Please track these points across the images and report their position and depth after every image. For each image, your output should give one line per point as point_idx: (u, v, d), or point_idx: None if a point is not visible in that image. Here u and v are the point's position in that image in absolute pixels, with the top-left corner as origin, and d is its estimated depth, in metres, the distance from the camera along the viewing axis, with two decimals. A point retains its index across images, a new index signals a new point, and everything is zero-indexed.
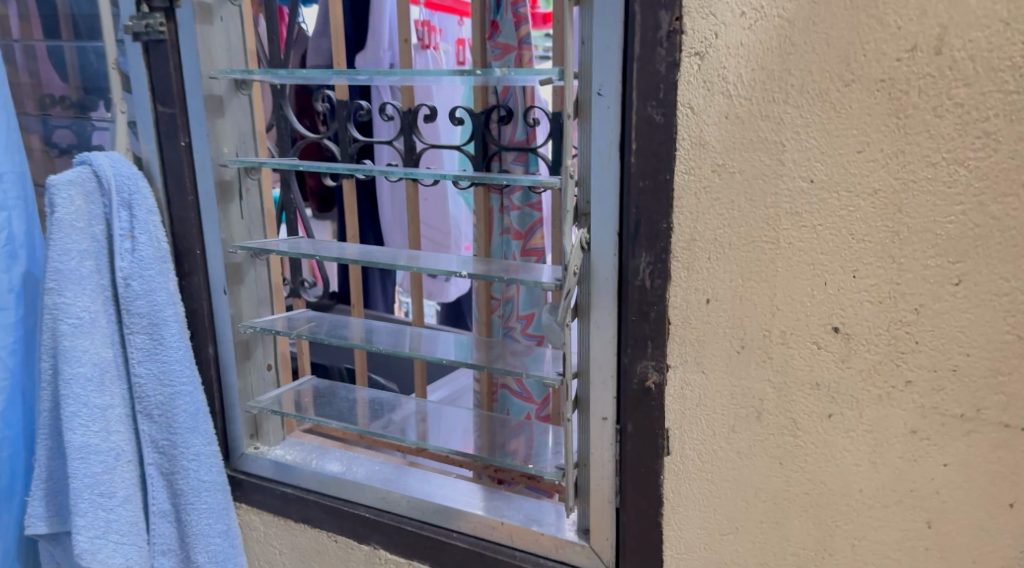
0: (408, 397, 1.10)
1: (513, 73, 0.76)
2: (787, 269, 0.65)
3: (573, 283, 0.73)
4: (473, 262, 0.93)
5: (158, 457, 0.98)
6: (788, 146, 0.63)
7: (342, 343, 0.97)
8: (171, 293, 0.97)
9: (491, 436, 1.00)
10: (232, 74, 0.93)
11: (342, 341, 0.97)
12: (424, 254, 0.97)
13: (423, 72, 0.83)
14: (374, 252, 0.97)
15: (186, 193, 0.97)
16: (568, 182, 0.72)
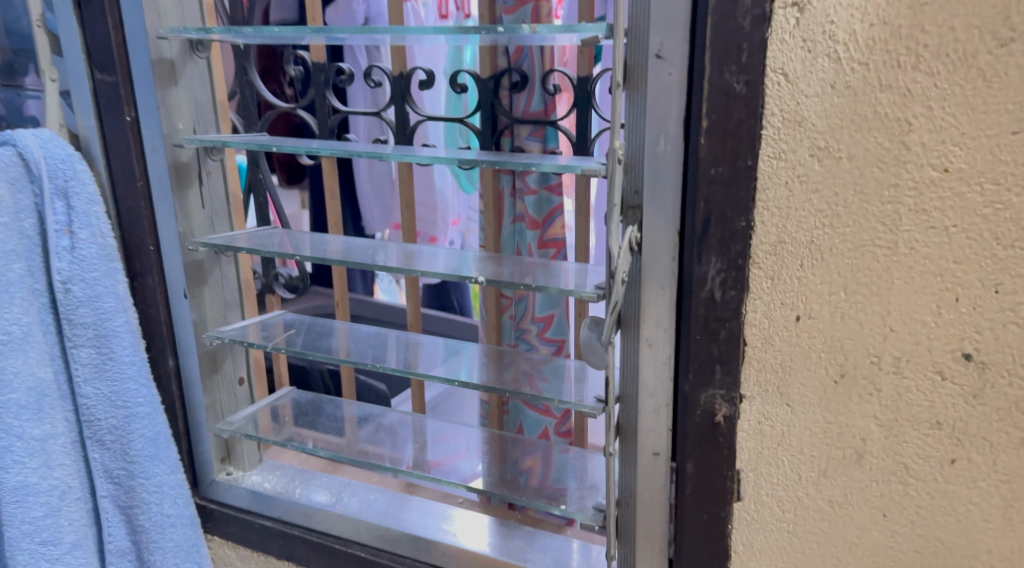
0: (401, 413, 0.96)
1: (540, 32, 0.61)
2: (906, 279, 0.52)
3: (621, 293, 0.59)
4: (477, 260, 0.79)
5: (113, 489, 0.83)
6: (916, 124, 0.50)
7: (326, 358, 0.83)
8: (121, 298, 0.81)
9: (502, 458, 0.87)
10: (186, 34, 0.76)
11: (326, 357, 0.82)
12: (418, 251, 0.83)
13: (415, 30, 0.66)
14: (361, 250, 0.83)
15: (135, 178, 0.80)
16: (613, 168, 0.57)
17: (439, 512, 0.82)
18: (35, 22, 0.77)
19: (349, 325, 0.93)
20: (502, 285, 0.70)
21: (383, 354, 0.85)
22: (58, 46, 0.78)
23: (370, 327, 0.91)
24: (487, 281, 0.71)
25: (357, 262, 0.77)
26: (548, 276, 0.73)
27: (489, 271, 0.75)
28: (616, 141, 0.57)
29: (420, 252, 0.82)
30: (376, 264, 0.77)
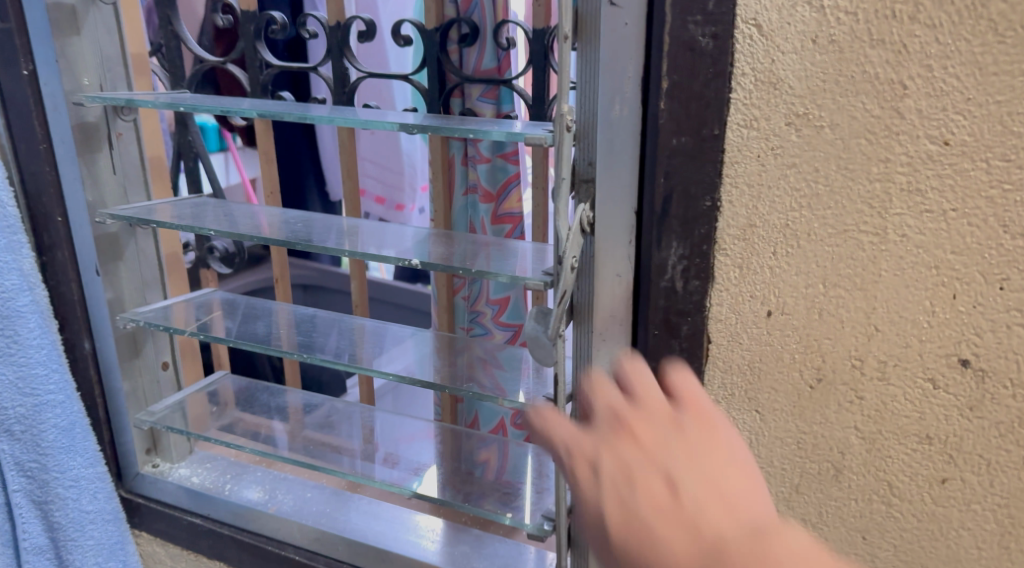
0: (350, 403, 0.89)
1: None
2: (895, 271, 0.45)
3: (570, 281, 0.50)
4: (424, 240, 0.70)
5: (25, 483, 0.75)
6: (912, 87, 0.42)
7: (255, 347, 0.74)
8: (26, 274, 0.72)
9: (456, 445, 0.80)
10: None
11: (255, 346, 0.74)
12: (364, 228, 0.74)
13: None
14: (295, 226, 0.74)
15: (36, 140, 0.71)
16: (562, 137, 0.48)
17: (385, 514, 0.76)
18: None
19: (291, 306, 0.84)
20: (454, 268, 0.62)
21: (327, 340, 0.77)
22: None
23: (313, 310, 0.83)
24: (428, 266, 0.63)
25: (294, 241, 0.69)
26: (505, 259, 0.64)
27: (440, 251, 0.67)
28: (566, 102, 0.48)
29: (366, 229, 0.74)
30: (307, 244, 0.69)
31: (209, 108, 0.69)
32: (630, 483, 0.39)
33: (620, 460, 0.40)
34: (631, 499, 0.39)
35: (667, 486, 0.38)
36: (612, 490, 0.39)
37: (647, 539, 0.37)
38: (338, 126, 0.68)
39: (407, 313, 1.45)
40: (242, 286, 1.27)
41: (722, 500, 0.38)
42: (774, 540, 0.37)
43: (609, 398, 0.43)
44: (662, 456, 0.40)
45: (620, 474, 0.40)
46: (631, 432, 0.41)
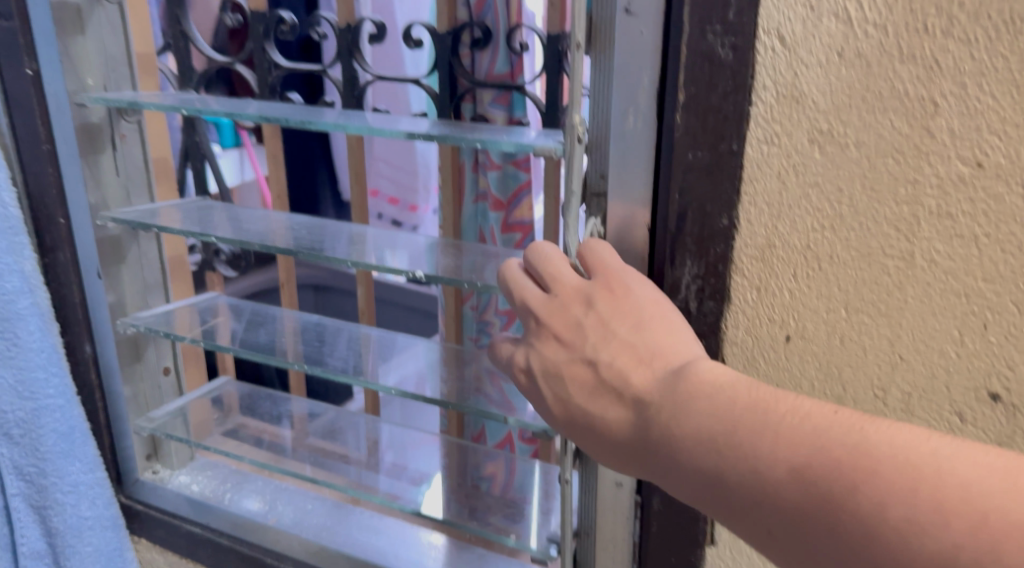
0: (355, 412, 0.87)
1: None
2: (922, 299, 0.43)
3: None
4: (431, 252, 0.68)
5: (23, 487, 0.73)
6: (944, 105, 0.40)
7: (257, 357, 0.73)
8: (26, 276, 0.70)
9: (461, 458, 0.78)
10: None
11: (256, 356, 0.72)
12: (374, 235, 0.73)
13: None
14: (300, 233, 0.72)
15: (38, 141, 0.69)
16: (574, 148, 0.46)
17: (385, 531, 0.75)
18: None
19: (297, 313, 0.83)
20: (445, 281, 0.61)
21: (331, 350, 0.76)
22: None
23: (319, 317, 0.81)
24: (433, 279, 0.61)
25: (298, 250, 0.67)
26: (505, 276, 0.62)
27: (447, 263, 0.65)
28: (577, 110, 0.46)
29: (375, 236, 0.73)
30: (311, 254, 0.67)
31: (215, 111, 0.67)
32: (561, 378, 0.45)
33: (547, 361, 0.45)
34: (566, 392, 0.44)
35: (590, 370, 0.44)
36: (550, 387, 0.45)
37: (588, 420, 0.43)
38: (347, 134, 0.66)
39: (418, 315, 1.43)
40: (252, 286, 1.26)
41: (638, 359, 0.43)
42: (687, 373, 0.41)
43: (531, 298, 0.47)
44: (579, 338, 0.44)
45: (551, 371, 0.45)
46: (554, 334, 0.46)
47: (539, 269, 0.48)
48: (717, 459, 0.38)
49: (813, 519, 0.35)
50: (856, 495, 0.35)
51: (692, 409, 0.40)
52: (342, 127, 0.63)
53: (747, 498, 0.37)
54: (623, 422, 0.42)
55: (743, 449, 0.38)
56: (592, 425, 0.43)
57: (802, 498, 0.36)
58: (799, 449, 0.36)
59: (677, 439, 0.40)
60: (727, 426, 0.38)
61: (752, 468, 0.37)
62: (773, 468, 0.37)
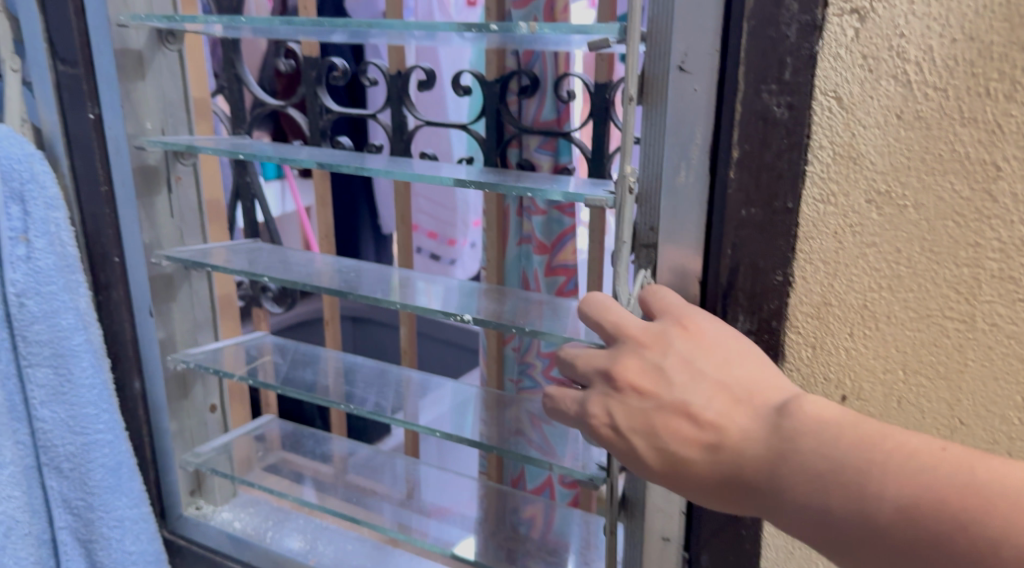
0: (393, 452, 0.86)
1: (546, 29, 0.48)
2: (982, 361, 0.43)
3: None
4: (476, 297, 0.69)
5: (71, 521, 0.74)
6: (1007, 169, 0.40)
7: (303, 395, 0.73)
8: (81, 313, 0.72)
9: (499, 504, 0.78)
10: (148, 21, 0.66)
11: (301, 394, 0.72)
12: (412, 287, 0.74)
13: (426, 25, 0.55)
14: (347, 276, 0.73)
15: (98, 182, 0.71)
16: (625, 199, 0.46)
17: None
18: None
19: (341, 353, 0.84)
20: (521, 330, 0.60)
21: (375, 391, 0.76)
22: (20, 32, 0.69)
23: (364, 359, 0.82)
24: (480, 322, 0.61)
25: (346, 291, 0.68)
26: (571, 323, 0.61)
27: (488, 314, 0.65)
28: (629, 162, 0.46)
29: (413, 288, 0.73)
30: (358, 296, 0.67)
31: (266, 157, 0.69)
32: (653, 428, 0.43)
33: (632, 413, 0.44)
34: (660, 442, 0.43)
35: (687, 419, 0.43)
36: (641, 439, 0.44)
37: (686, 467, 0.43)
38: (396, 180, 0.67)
39: (455, 351, 1.44)
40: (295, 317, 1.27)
41: (735, 400, 0.42)
42: (790, 410, 0.41)
43: (597, 356, 0.46)
44: (664, 386, 0.43)
45: (640, 421, 0.44)
46: (631, 386, 0.44)
47: (599, 321, 0.47)
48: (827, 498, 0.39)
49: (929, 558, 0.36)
50: (969, 541, 0.36)
51: (797, 450, 0.40)
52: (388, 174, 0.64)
53: (859, 536, 0.38)
54: (726, 466, 0.42)
55: (855, 486, 0.38)
56: (687, 469, 0.43)
57: (915, 537, 0.37)
58: (910, 487, 0.37)
59: (786, 481, 0.40)
60: (834, 465, 0.39)
61: (865, 508, 0.38)
62: (884, 508, 0.37)
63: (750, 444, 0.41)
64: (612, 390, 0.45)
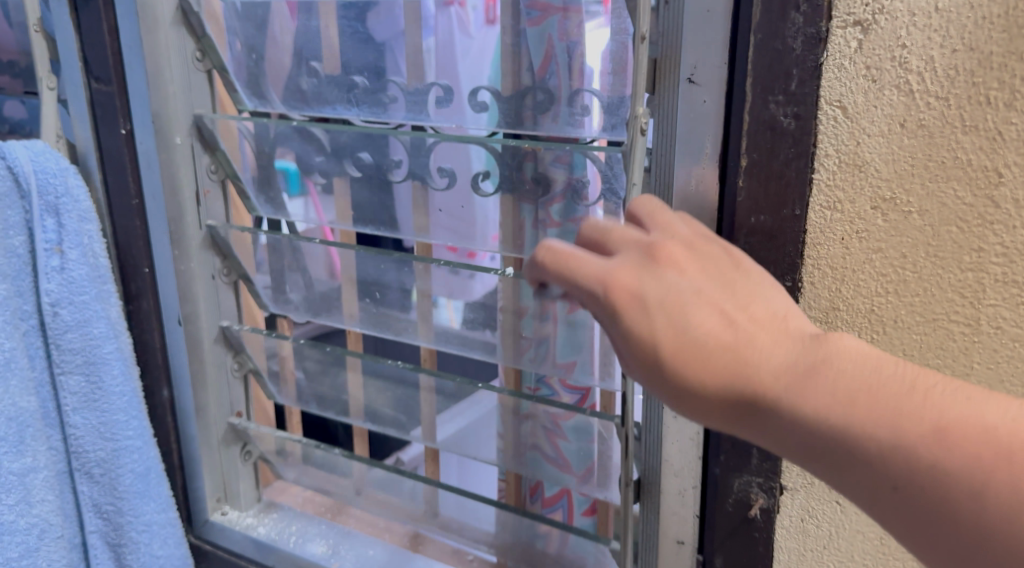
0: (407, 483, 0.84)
1: None
2: (988, 365, 0.44)
3: None
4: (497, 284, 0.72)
5: (101, 525, 0.76)
6: (1008, 175, 0.41)
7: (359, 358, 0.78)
8: (113, 323, 0.74)
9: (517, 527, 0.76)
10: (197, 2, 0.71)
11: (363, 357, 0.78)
12: (422, 325, 0.77)
13: None
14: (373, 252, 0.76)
15: (130, 195, 0.74)
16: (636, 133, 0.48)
17: None
18: (32, 27, 0.71)
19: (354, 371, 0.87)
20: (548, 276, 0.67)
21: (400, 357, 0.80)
22: (56, 52, 0.72)
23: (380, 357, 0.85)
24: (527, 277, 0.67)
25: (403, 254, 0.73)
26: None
27: (507, 295, 0.71)
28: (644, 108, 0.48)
29: (429, 324, 0.76)
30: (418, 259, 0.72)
31: (294, 151, 0.74)
32: (682, 308, 0.41)
33: (662, 286, 0.42)
34: (683, 321, 0.41)
35: (720, 310, 0.41)
36: (663, 313, 0.42)
37: (702, 360, 0.40)
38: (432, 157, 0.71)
39: None
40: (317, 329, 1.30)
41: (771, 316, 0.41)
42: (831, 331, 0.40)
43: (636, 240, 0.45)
44: (705, 279, 0.43)
45: (669, 298, 0.42)
46: (666, 264, 0.43)
47: (646, 218, 0.47)
48: (854, 415, 0.37)
49: (939, 492, 0.36)
50: (995, 490, 0.35)
51: (837, 369, 0.38)
52: (413, 144, 0.70)
53: (884, 448, 0.37)
54: (745, 370, 0.40)
55: (891, 401, 0.37)
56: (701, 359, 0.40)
57: (946, 459, 0.36)
58: (948, 413, 0.37)
59: (818, 385, 0.38)
60: (876, 376, 0.38)
61: (893, 433, 0.37)
62: (915, 438, 0.36)
63: (782, 354, 0.40)
64: (647, 264, 0.44)
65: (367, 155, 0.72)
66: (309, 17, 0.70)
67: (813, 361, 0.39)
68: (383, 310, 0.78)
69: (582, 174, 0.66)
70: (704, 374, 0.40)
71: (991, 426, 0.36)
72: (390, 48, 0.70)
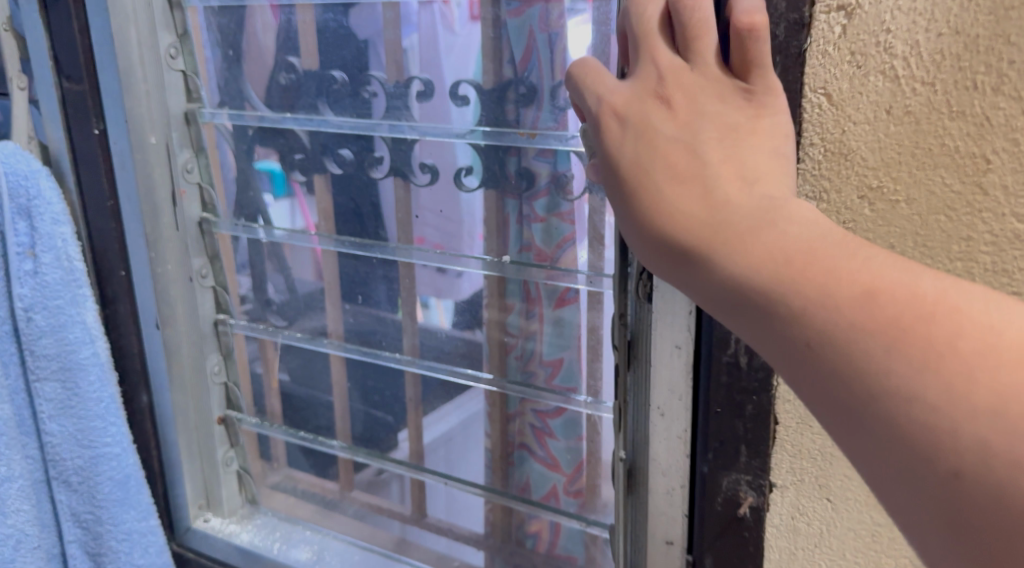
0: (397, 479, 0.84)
1: None
2: None
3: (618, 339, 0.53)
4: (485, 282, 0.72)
5: (81, 534, 0.74)
6: (996, 161, 0.40)
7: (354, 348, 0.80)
8: (90, 327, 0.72)
9: (507, 528, 0.78)
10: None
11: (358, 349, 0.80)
12: (408, 326, 0.77)
13: None
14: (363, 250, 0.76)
15: (104, 196, 0.71)
16: None
17: None
18: (2, 26, 0.69)
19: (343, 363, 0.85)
20: (533, 270, 0.68)
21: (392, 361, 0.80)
22: (26, 51, 0.70)
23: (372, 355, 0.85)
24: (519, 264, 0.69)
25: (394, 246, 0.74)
26: (584, 308, 0.68)
27: (492, 291, 0.72)
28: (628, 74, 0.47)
29: (415, 324, 0.77)
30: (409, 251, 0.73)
31: (277, 146, 0.76)
32: (654, 139, 0.40)
33: (646, 121, 0.41)
34: (651, 149, 0.40)
35: (690, 156, 0.39)
36: (631, 147, 0.41)
37: (650, 200, 0.39)
38: (422, 146, 0.70)
39: None
40: None
41: (741, 175, 0.38)
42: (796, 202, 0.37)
43: (661, 58, 0.42)
44: (696, 123, 0.40)
45: (645, 132, 0.40)
46: (664, 99, 0.41)
47: (685, 24, 0.42)
48: (786, 264, 0.35)
49: (846, 353, 0.33)
50: (894, 354, 0.32)
51: (788, 225, 0.36)
52: (394, 138, 0.71)
53: (806, 298, 0.34)
54: (688, 215, 0.38)
55: (830, 259, 0.34)
56: (654, 190, 0.39)
57: (866, 318, 0.33)
58: (889, 278, 0.33)
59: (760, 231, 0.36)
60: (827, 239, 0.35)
61: (820, 291, 0.34)
62: (841, 298, 0.33)
63: (741, 200, 0.37)
64: (650, 92, 0.41)
65: (348, 150, 0.73)
66: (287, 13, 0.71)
67: (767, 212, 0.37)
68: (367, 310, 0.79)
69: (566, 168, 0.64)
70: (652, 212, 0.39)
71: (922, 296, 0.33)
72: (372, 44, 0.69)
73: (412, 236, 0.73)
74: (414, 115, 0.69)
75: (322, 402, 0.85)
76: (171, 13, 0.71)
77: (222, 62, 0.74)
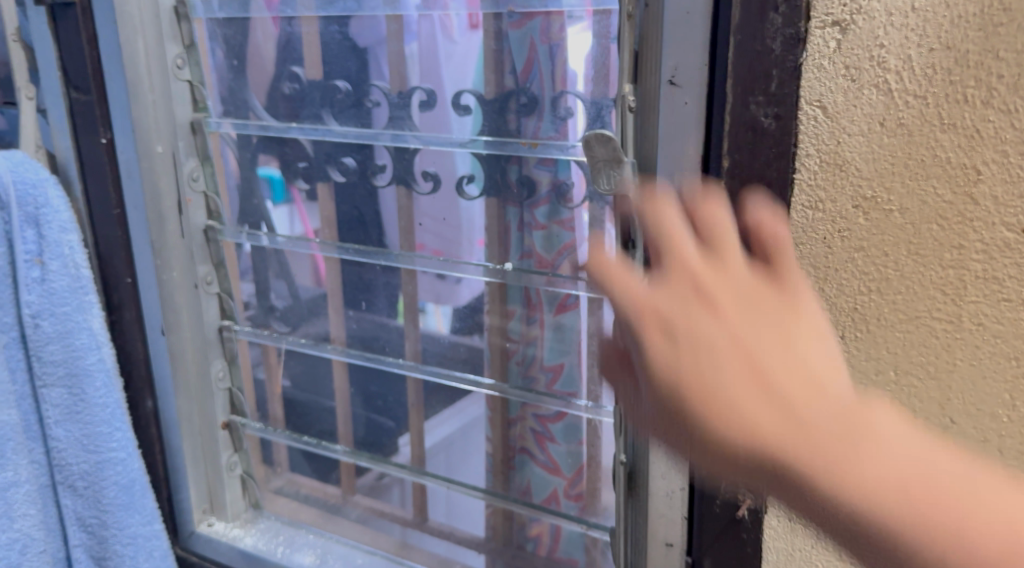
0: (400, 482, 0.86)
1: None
2: (971, 361, 0.44)
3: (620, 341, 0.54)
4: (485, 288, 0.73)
5: (86, 539, 0.75)
6: (986, 172, 0.41)
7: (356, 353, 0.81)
8: (96, 333, 0.73)
9: (508, 531, 0.80)
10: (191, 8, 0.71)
11: (359, 354, 0.81)
12: (411, 332, 0.78)
13: None
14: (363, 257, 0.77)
15: (110, 206, 0.73)
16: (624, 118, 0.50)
17: None
18: (11, 36, 0.70)
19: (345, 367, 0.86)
20: (533, 276, 0.68)
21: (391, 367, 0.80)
22: (35, 61, 0.71)
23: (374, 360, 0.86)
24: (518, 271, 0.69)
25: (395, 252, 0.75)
26: (585, 315, 0.69)
27: (493, 298, 0.73)
28: (628, 85, 0.49)
29: (417, 330, 0.78)
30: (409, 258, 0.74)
31: (278, 155, 0.77)
32: (701, 344, 0.39)
33: (694, 329, 0.39)
34: (696, 344, 0.39)
35: (738, 351, 0.39)
36: (680, 357, 0.39)
37: (700, 386, 0.38)
38: (424, 157, 0.71)
39: None
40: None
41: (782, 348, 0.39)
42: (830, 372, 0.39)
43: (691, 257, 0.41)
44: (745, 334, 0.39)
45: (694, 343, 0.39)
46: (707, 302, 0.40)
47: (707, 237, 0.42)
48: (826, 444, 0.36)
49: (874, 535, 0.36)
50: (898, 503, 0.35)
51: (827, 402, 0.37)
52: (397, 147, 0.72)
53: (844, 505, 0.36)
54: (744, 411, 0.37)
55: (865, 436, 0.36)
56: (702, 372, 0.39)
57: (892, 511, 0.35)
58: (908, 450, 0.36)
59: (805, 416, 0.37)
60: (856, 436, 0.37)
61: (859, 472, 0.36)
62: (873, 477, 0.36)
63: (782, 373, 0.38)
64: (692, 299, 0.40)
65: (351, 159, 0.75)
66: (290, 24, 0.72)
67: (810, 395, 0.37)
68: (371, 316, 0.80)
69: (566, 177, 0.65)
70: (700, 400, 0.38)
71: (938, 475, 0.36)
72: (374, 53, 0.70)
73: (414, 243, 0.75)
74: (416, 124, 0.70)
75: (325, 407, 0.86)
76: (177, 25, 0.72)
77: (226, 72, 0.75)
